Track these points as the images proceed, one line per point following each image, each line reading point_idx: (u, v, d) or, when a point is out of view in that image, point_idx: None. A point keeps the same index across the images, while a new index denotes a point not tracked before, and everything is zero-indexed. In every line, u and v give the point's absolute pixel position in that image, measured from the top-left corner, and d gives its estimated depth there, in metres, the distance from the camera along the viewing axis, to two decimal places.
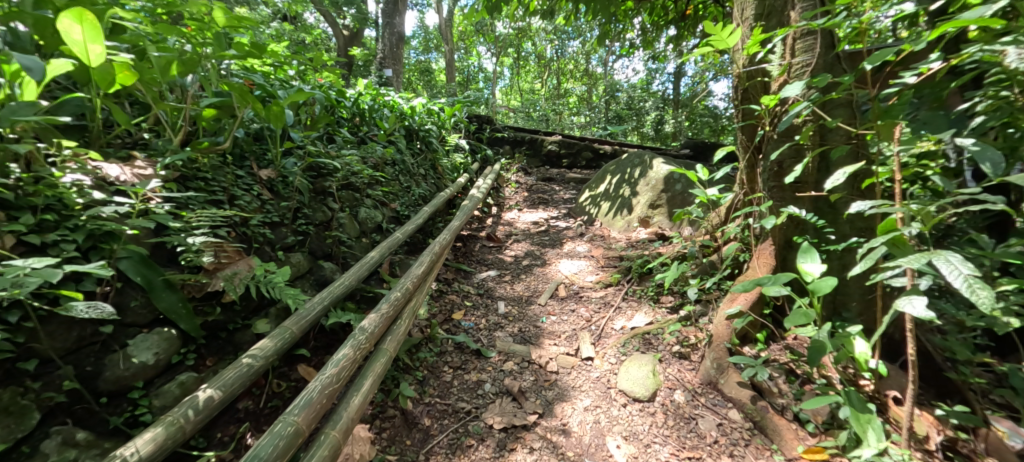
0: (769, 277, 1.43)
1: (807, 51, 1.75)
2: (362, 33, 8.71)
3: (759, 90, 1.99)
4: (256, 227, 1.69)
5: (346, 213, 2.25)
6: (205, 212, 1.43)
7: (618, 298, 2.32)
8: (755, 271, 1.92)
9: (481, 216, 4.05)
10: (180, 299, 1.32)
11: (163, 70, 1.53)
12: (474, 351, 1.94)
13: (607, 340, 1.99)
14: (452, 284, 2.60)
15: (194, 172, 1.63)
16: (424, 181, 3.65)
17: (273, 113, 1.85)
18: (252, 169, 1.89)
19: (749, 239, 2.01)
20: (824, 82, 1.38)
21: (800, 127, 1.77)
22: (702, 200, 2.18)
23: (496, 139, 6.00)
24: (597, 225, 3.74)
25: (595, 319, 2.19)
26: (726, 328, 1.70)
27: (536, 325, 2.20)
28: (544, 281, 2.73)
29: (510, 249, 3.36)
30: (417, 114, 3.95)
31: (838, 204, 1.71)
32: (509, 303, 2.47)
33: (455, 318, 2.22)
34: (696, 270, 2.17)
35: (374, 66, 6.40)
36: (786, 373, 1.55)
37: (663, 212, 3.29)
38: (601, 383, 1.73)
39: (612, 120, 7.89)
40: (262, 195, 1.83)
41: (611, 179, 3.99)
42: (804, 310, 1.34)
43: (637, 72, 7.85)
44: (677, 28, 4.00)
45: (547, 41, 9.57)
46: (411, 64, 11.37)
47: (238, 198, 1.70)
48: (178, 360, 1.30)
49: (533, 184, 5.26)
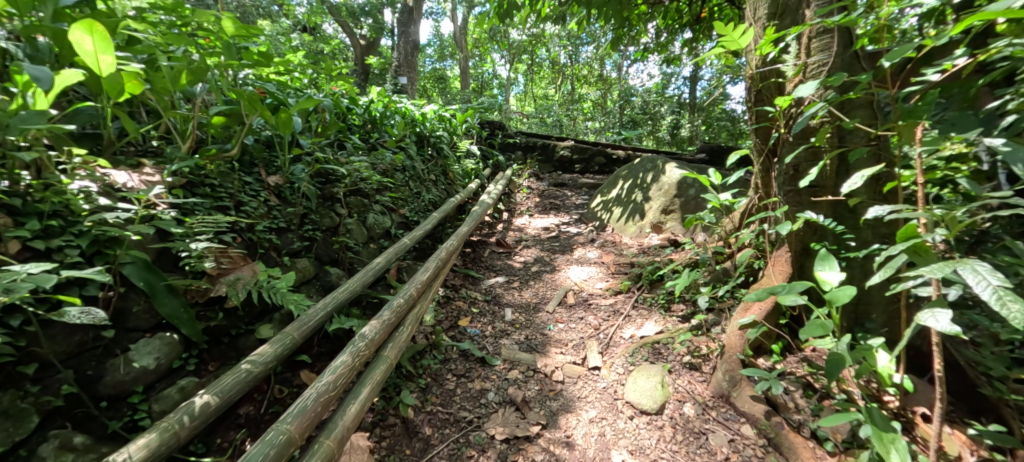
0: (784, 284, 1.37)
1: (824, 49, 1.71)
2: (378, 42, 8.83)
3: (774, 91, 1.93)
4: (262, 232, 1.66)
5: (354, 219, 2.25)
6: (205, 219, 1.36)
7: (629, 306, 2.26)
8: (770, 279, 1.84)
9: (492, 221, 4.03)
10: (182, 304, 1.28)
11: (174, 79, 1.48)
12: (479, 359, 1.91)
13: (616, 349, 1.93)
14: (460, 290, 2.57)
15: (201, 178, 1.57)
16: (435, 187, 3.65)
17: (283, 119, 1.85)
18: (260, 173, 1.87)
19: (767, 245, 1.93)
20: (840, 81, 1.31)
21: (818, 129, 1.71)
22: (716, 205, 2.11)
23: (508, 145, 5.99)
24: (608, 231, 3.69)
25: (604, 327, 2.14)
26: (739, 338, 1.63)
27: (543, 332, 2.16)
28: (553, 287, 2.69)
29: (519, 255, 3.33)
30: (428, 121, 3.95)
31: (862, 208, 1.63)
32: (517, 309, 2.43)
33: (460, 325, 2.19)
34: (710, 277, 2.10)
35: (389, 73, 6.45)
36: (803, 387, 1.48)
37: (676, 218, 3.22)
38: (608, 394, 1.67)
39: (625, 125, 7.83)
40: (269, 200, 1.82)
41: (623, 184, 3.94)
42: (820, 321, 1.24)
43: (653, 77, 7.78)
44: (692, 32, 3.94)
45: (561, 46, 9.56)
46: (426, 72, 11.50)
47: (244, 204, 1.66)
48: (179, 365, 1.28)
49: (545, 189, 5.23)
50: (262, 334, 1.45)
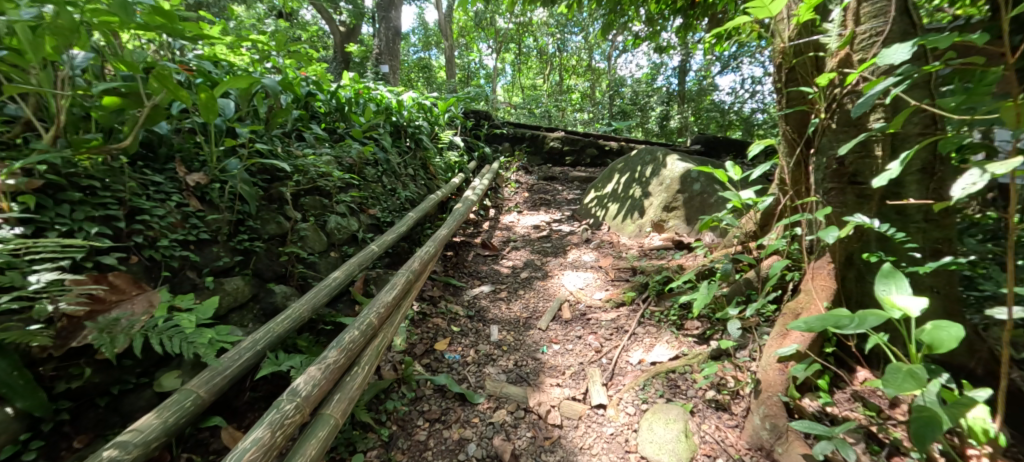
0: (840, 312, 1.07)
1: (878, 15, 1.33)
2: (360, 29, 8.30)
3: (811, 67, 1.55)
4: (170, 248, 1.31)
5: (308, 224, 1.91)
6: (48, 239, 0.97)
7: (634, 323, 1.95)
8: (809, 297, 1.46)
9: (478, 219, 3.70)
10: (14, 364, 0.91)
11: (36, 47, 1.11)
12: (458, 395, 1.60)
13: (622, 380, 1.62)
14: (439, 304, 2.25)
15: (74, 179, 1.19)
16: (413, 183, 3.28)
17: (209, 102, 1.51)
18: (177, 172, 1.51)
19: (798, 254, 1.62)
20: (946, 42, 0.90)
21: (871, 113, 1.35)
22: (735, 205, 1.81)
23: (494, 136, 5.60)
24: (604, 230, 3.37)
25: (606, 349, 1.83)
26: (779, 374, 1.30)
27: (535, 357, 1.85)
28: (545, 298, 2.36)
29: (507, 258, 2.99)
30: (405, 109, 3.58)
31: (914, 211, 1.34)
32: (504, 327, 2.11)
33: (437, 350, 1.88)
34: (728, 289, 1.79)
35: (370, 61, 6.00)
36: (866, 439, 1.17)
37: (679, 216, 2.92)
38: (618, 444, 1.37)
39: (615, 116, 7.55)
40: (186, 205, 1.46)
41: (619, 178, 3.63)
42: (909, 370, 0.92)
43: (642, 67, 7.49)
44: (684, 18, 3.65)
45: (548, 35, 9.17)
46: (410, 61, 10.98)
47: (145, 211, 1.29)
48: (11, 455, 0.90)
49: (535, 183, 4.89)
50: (162, 388, 1.10)
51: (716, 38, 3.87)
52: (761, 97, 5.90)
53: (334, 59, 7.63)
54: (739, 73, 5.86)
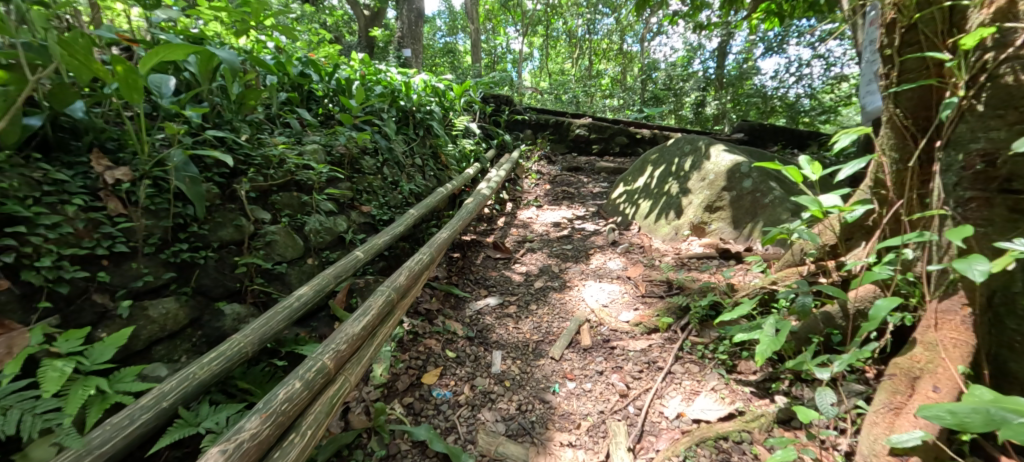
0: (1021, 404, 0.75)
1: None
2: (385, 13, 7.91)
3: (940, 24, 1.14)
4: (55, 270, 1.02)
5: (277, 228, 1.59)
6: None
7: (671, 359, 1.58)
8: (931, 354, 1.05)
9: (492, 215, 3.34)
10: None
11: None
12: (440, 455, 1.27)
13: (655, 445, 1.26)
14: (436, 321, 1.91)
15: None
16: (420, 174, 2.94)
17: (128, 78, 1.19)
18: (93, 166, 1.20)
19: (909, 286, 1.20)
20: None
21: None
22: (815, 214, 1.41)
23: (516, 123, 5.17)
24: (634, 231, 2.96)
25: (635, 395, 1.47)
26: None
27: (544, 399, 1.50)
28: (563, 316, 1.99)
29: (522, 263, 2.63)
30: (415, 92, 3.22)
31: None
32: (509, 353, 1.75)
33: (425, 384, 1.55)
34: (800, 324, 1.39)
35: (392, 45, 5.65)
36: None
37: (724, 217, 2.50)
38: None
39: (648, 102, 6.74)
40: (98, 208, 1.15)
41: (653, 171, 3.20)
42: None
43: (677, 50, 6.91)
44: None
45: (576, 17, 8.62)
46: (435, 46, 10.59)
47: (20, 222, 1.00)
48: None
49: (558, 175, 4.48)
50: (26, 459, 0.82)
51: (764, 14, 3.39)
52: (809, 81, 5.31)
53: (358, 44, 7.36)
54: (785, 55, 5.28)
